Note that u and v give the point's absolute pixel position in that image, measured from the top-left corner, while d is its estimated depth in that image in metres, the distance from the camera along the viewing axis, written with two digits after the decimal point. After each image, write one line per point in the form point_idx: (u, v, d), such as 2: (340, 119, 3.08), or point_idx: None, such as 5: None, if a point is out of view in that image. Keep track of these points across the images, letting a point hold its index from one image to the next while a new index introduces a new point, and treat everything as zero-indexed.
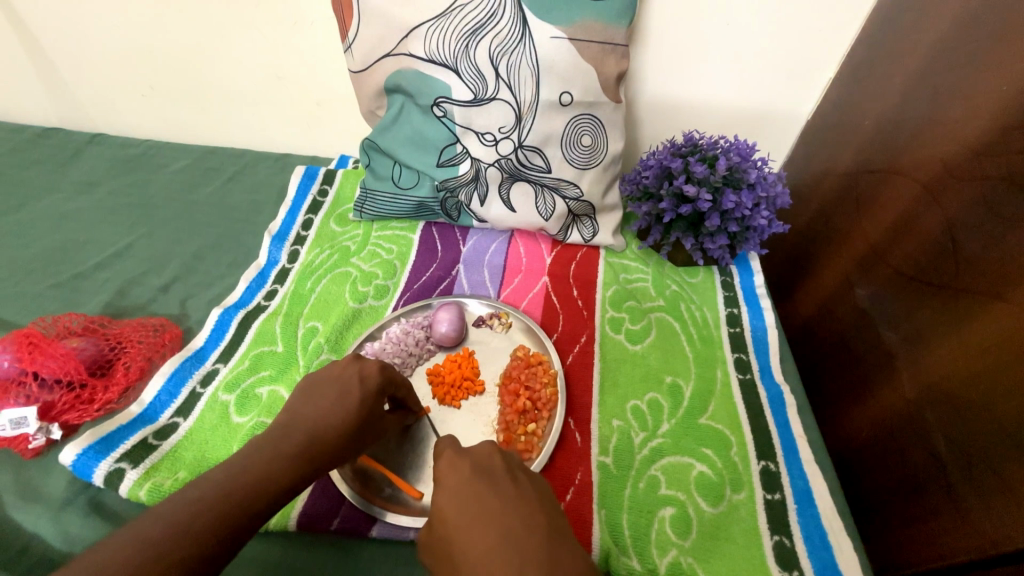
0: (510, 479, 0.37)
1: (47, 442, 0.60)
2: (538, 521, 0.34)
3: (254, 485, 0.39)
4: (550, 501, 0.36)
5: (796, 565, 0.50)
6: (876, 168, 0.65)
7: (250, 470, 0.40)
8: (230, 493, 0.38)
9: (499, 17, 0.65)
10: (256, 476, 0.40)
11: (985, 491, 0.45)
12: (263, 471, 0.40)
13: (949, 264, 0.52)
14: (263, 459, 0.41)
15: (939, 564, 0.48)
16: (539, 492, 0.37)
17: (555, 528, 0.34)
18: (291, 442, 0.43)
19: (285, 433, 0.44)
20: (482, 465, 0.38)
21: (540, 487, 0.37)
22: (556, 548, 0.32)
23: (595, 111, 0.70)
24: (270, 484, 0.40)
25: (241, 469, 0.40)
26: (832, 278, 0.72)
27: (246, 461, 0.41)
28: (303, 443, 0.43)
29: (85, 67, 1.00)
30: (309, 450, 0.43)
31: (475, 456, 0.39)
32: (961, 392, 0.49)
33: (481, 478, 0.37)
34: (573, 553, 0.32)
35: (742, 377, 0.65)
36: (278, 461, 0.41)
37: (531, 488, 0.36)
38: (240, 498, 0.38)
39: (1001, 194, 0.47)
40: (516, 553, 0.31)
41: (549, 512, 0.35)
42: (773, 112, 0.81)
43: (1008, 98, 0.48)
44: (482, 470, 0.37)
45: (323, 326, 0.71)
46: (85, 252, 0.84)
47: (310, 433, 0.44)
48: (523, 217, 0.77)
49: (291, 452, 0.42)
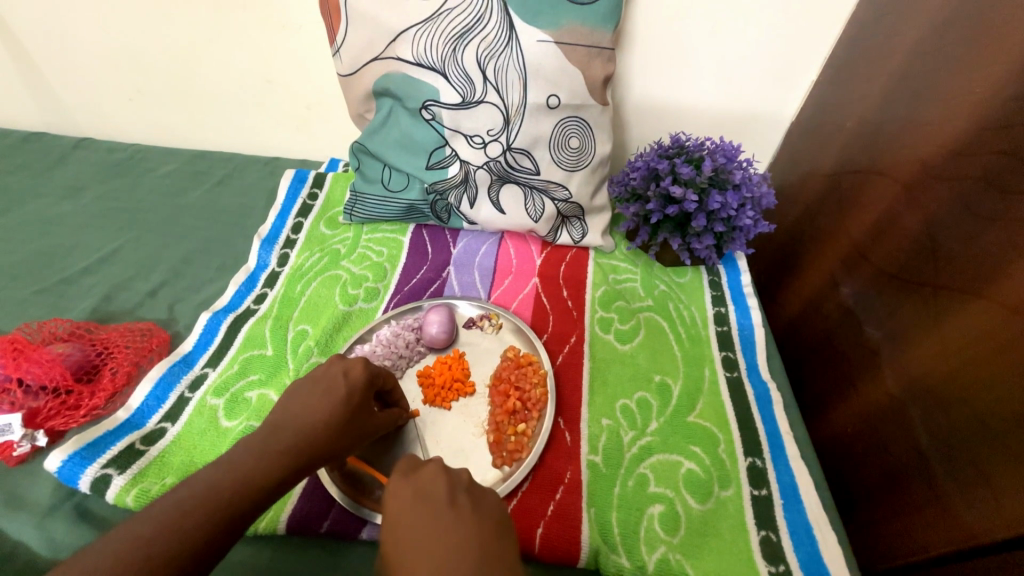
0: (452, 505, 0.36)
1: (31, 448, 0.59)
2: (469, 554, 0.33)
3: (242, 482, 0.39)
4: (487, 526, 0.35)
5: (782, 559, 0.50)
6: (857, 168, 0.66)
7: (237, 466, 0.40)
8: (219, 490, 0.38)
9: (486, 21, 0.65)
10: (243, 472, 0.40)
11: (963, 482, 0.46)
12: (252, 470, 0.40)
13: (927, 262, 0.53)
14: (249, 456, 0.41)
15: (922, 557, 0.49)
16: (480, 514, 0.36)
17: (489, 555, 0.33)
18: (278, 440, 0.43)
19: (272, 432, 0.44)
20: (425, 490, 0.38)
21: (483, 510, 0.36)
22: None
23: (582, 114, 0.71)
24: (259, 480, 0.40)
25: (227, 465, 0.40)
26: (817, 278, 0.73)
27: (232, 457, 0.41)
28: (290, 438, 0.43)
29: (71, 71, 0.99)
30: (297, 447, 0.43)
31: (420, 480, 0.38)
32: (940, 387, 0.50)
33: (422, 504, 0.37)
34: None
35: (730, 374, 0.66)
36: (265, 458, 0.41)
37: (470, 513, 0.36)
38: (228, 496, 0.38)
39: (978, 193, 0.48)
40: None
41: (486, 540, 0.34)
42: (758, 114, 0.82)
43: (983, 100, 0.49)
44: (425, 496, 0.37)
45: (313, 329, 0.71)
46: (71, 257, 0.84)
47: (297, 430, 0.44)
48: (512, 219, 0.78)
49: (279, 449, 0.42)
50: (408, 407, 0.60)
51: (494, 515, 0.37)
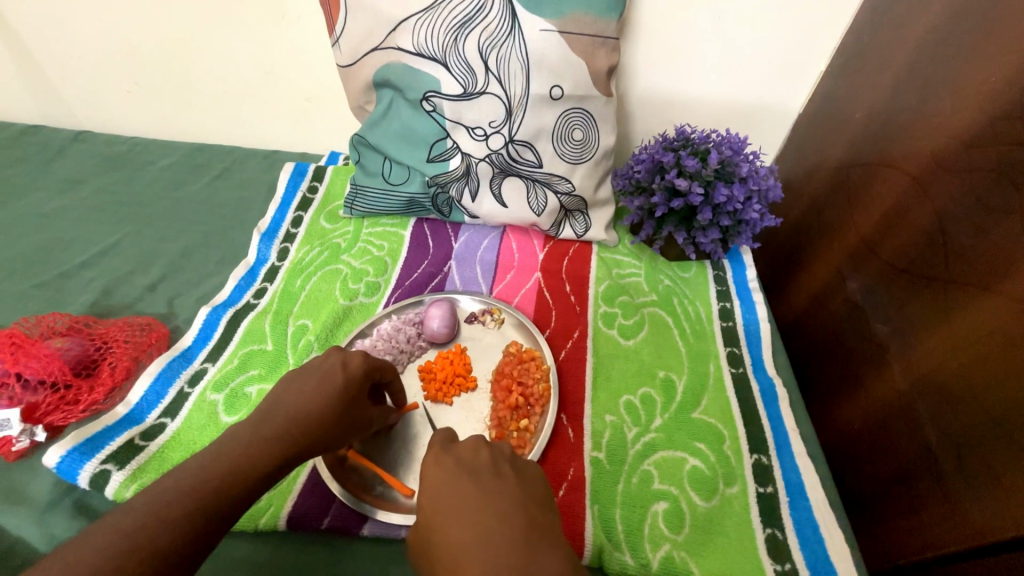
0: (496, 474, 0.37)
1: (31, 444, 0.59)
2: (517, 520, 0.33)
3: (230, 471, 0.39)
4: (532, 497, 0.36)
5: (788, 557, 0.50)
6: (866, 161, 0.65)
7: (226, 456, 0.39)
8: (204, 482, 0.37)
9: (487, 10, 0.64)
10: (233, 461, 0.39)
11: (974, 480, 0.45)
12: (246, 465, 0.39)
13: (938, 256, 0.52)
14: (241, 444, 0.40)
15: (930, 555, 0.48)
16: (523, 486, 0.37)
17: (536, 523, 0.34)
18: (269, 427, 0.42)
19: (264, 419, 0.43)
20: (467, 461, 0.38)
21: (525, 481, 0.37)
22: (534, 545, 0.32)
23: (586, 105, 0.70)
24: (249, 470, 0.39)
25: (218, 456, 0.39)
26: (824, 272, 0.72)
27: (223, 447, 0.40)
28: (282, 426, 0.43)
29: (68, 63, 0.98)
30: (288, 435, 0.42)
31: (462, 452, 0.39)
32: (951, 383, 0.49)
33: (466, 473, 0.37)
34: (549, 552, 0.32)
35: (735, 370, 0.65)
36: (256, 447, 0.41)
37: (513, 482, 0.36)
38: (214, 488, 0.37)
39: (991, 186, 0.47)
40: (493, 553, 0.31)
41: (531, 508, 0.35)
42: (764, 106, 0.80)
43: (996, 90, 0.48)
44: (469, 467, 0.37)
45: (313, 324, 0.71)
46: (70, 251, 0.83)
47: (290, 418, 0.43)
48: (515, 213, 0.77)
49: (270, 437, 0.42)
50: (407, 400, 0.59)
51: (536, 486, 0.37)
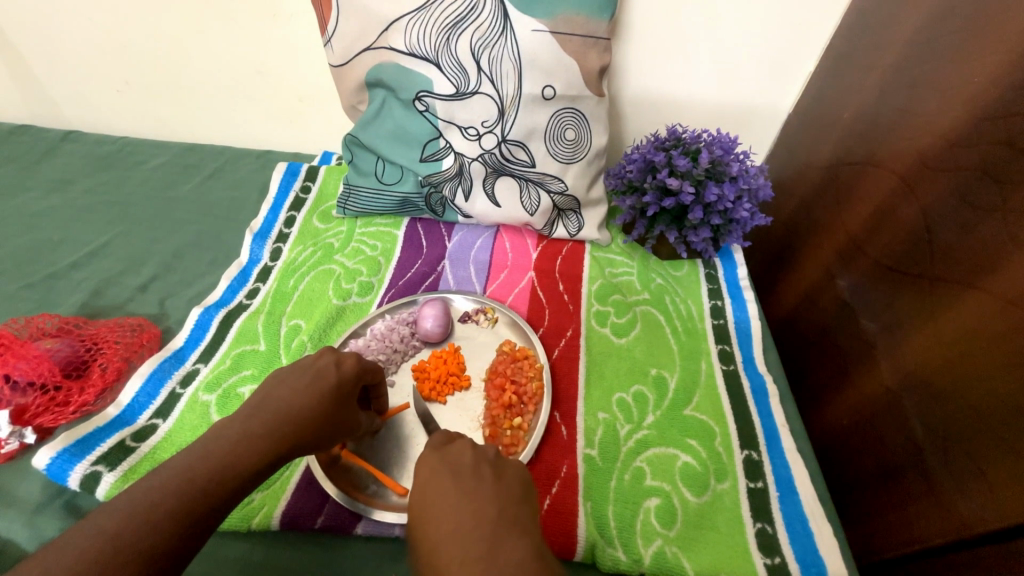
0: (476, 473, 0.37)
1: (20, 446, 0.58)
2: (487, 515, 0.34)
3: (218, 470, 0.38)
4: (507, 495, 0.36)
5: (777, 551, 0.50)
6: (854, 160, 0.66)
7: (211, 454, 0.39)
8: (195, 481, 0.37)
9: (479, 10, 0.64)
10: (219, 459, 0.39)
11: (958, 473, 0.46)
12: (227, 461, 0.39)
13: (923, 254, 0.53)
14: (228, 442, 0.40)
15: (917, 548, 0.49)
16: (501, 484, 0.36)
17: (506, 519, 0.34)
18: (258, 422, 0.42)
19: (254, 413, 0.43)
20: (451, 460, 0.38)
21: (505, 480, 0.37)
22: (500, 537, 0.32)
23: (578, 105, 0.70)
24: (239, 467, 0.39)
25: (201, 455, 0.39)
26: (814, 270, 0.73)
27: (208, 445, 0.40)
28: (271, 422, 0.42)
29: (57, 62, 0.97)
30: (276, 431, 0.42)
31: (447, 452, 0.39)
32: (936, 378, 0.50)
33: (447, 471, 0.37)
34: (516, 547, 0.32)
35: (725, 368, 0.66)
36: (244, 444, 0.41)
37: (490, 481, 0.36)
38: (201, 487, 0.37)
39: (976, 185, 0.48)
40: (460, 548, 0.32)
41: (505, 506, 0.35)
42: (755, 106, 0.81)
43: (981, 90, 0.48)
44: (451, 466, 0.37)
45: (306, 324, 0.71)
46: (60, 251, 0.82)
47: (279, 413, 0.43)
48: (508, 212, 0.77)
49: (260, 433, 0.42)
50: (386, 411, 0.59)
51: (515, 486, 0.37)
